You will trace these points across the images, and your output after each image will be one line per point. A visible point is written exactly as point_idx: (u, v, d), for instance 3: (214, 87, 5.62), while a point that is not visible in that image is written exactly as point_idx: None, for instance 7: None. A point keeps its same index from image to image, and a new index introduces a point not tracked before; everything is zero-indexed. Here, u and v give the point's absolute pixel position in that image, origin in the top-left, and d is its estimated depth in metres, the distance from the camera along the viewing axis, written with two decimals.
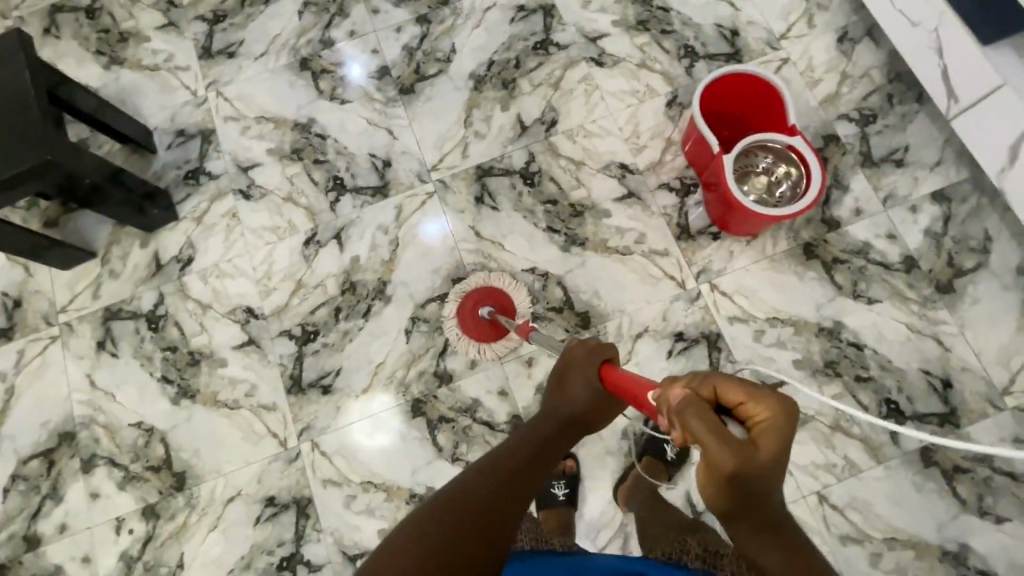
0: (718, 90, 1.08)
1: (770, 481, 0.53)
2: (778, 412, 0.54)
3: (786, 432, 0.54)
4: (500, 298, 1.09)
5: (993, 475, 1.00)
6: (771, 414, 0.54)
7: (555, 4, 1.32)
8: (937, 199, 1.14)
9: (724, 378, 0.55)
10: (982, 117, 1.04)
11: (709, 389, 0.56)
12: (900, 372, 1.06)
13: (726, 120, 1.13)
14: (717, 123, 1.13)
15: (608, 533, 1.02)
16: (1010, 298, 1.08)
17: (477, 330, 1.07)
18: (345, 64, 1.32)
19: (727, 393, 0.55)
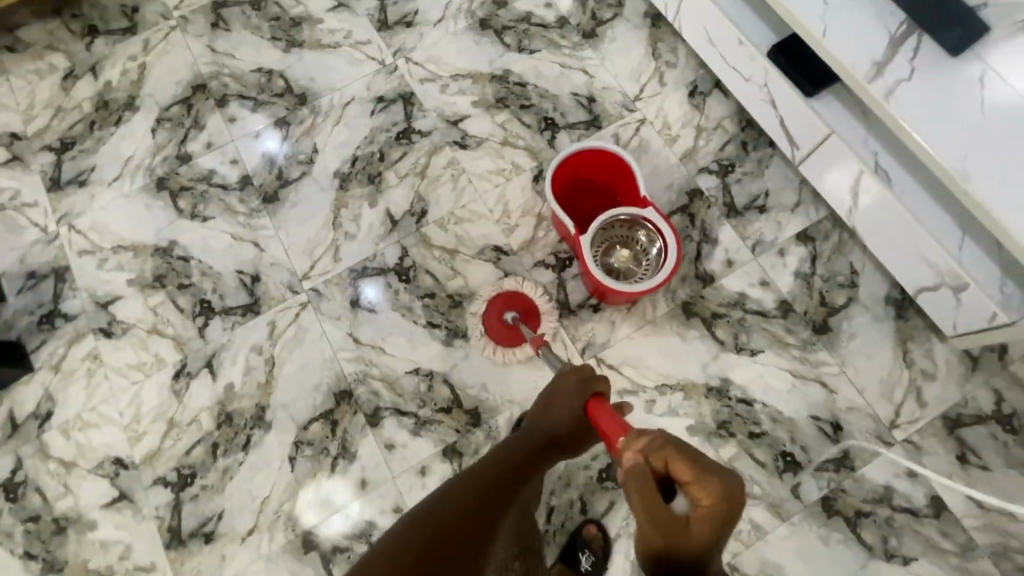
0: (568, 170, 1.11)
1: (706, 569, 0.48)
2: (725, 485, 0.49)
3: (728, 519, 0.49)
4: (524, 303, 1.10)
5: (893, 514, 1.01)
6: (721, 490, 0.49)
7: (413, 90, 1.32)
8: (802, 239, 1.17)
9: (675, 445, 0.52)
10: (822, 163, 1.07)
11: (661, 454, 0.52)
12: (791, 422, 1.06)
13: (585, 194, 1.15)
14: (579, 199, 1.15)
15: None
16: (885, 329, 1.10)
17: (498, 336, 1.08)
18: (261, 141, 1.30)
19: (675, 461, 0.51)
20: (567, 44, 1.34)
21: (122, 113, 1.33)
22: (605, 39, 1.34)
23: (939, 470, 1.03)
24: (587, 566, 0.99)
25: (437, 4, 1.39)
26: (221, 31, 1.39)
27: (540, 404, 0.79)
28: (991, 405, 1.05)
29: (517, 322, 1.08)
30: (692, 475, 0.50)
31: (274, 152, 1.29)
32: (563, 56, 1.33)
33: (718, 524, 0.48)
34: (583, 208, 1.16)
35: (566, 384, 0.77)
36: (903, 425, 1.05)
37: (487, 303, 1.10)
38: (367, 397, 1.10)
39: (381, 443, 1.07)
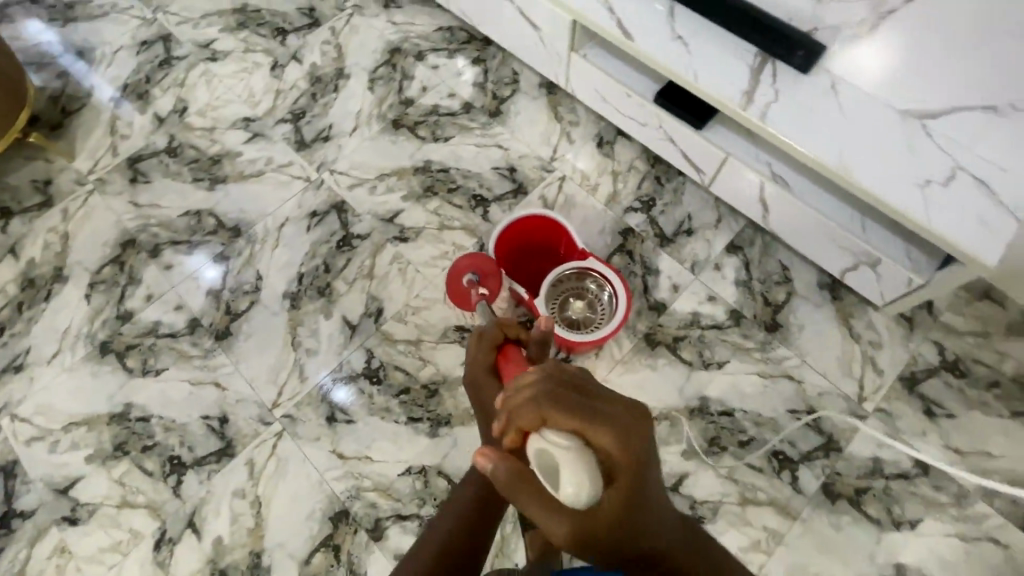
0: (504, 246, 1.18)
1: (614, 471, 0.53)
2: (615, 438, 0.52)
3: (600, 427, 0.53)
4: (487, 268, 1.15)
5: (888, 483, 1.05)
6: (611, 441, 0.52)
7: (344, 199, 1.37)
8: (732, 251, 1.26)
9: (549, 407, 0.53)
10: (728, 182, 1.18)
11: (534, 424, 0.55)
12: (773, 421, 1.11)
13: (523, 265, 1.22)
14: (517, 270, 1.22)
15: None
16: (828, 313, 1.19)
17: (455, 289, 1.16)
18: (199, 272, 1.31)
19: (552, 428, 0.53)
20: (477, 126, 1.44)
21: (51, 287, 1.30)
22: (510, 113, 1.46)
23: (914, 430, 1.09)
24: None
25: (348, 116, 1.47)
26: (142, 185, 1.41)
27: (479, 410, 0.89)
28: (937, 357, 1.14)
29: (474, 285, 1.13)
30: (567, 448, 0.52)
31: (218, 285, 1.29)
32: (477, 137, 1.43)
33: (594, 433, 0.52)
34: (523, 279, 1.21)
35: (473, 362, 0.89)
36: (871, 396, 1.12)
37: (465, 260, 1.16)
38: (364, 511, 1.07)
39: (389, 556, 1.04)
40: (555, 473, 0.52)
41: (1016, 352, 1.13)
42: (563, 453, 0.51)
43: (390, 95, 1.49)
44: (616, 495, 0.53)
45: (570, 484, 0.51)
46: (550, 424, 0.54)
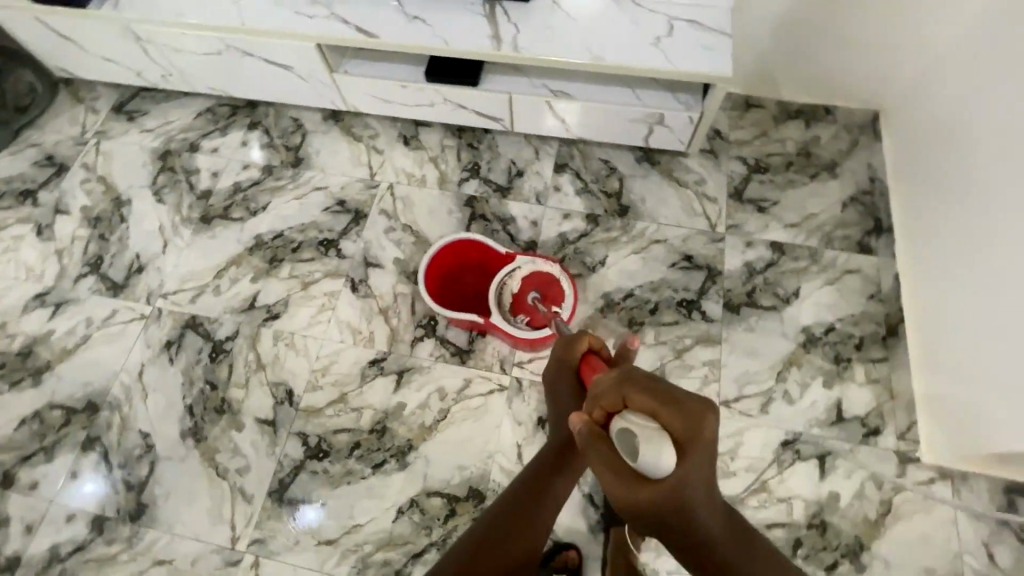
0: (461, 252, 1.20)
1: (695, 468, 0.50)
2: (699, 432, 0.49)
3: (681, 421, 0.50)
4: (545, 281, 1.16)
5: (766, 275, 1.24)
6: (686, 428, 0.50)
7: (193, 313, 1.27)
8: (560, 169, 1.39)
9: (630, 387, 0.54)
10: (524, 117, 1.30)
11: (616, 404, 0.55)
12: (664, 280, 1.25)
13: (472, 280, 1.23)
14: (457, 281, 1.22)
15: None
16: (656, 177, 1.36)
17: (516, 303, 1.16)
18: (76, 495, 1.11)
19: (630, 409, 0.53)
20: (287, 181, 1.42)
21: None
22: (310, 156, 1.44)
23: (760, 227, 1.30)
24: None
25: (152, 236, 1.36)
26: None
27: (554, 392, 0.77)
28: (744, 167, 1.36)
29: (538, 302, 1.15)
30: (647, 429, 0.51)
31: (101, 475, 1.13)
32: (292, 191, 1.40)
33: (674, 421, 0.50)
34: (463, 293, 1.22)
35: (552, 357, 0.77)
36: (718, 220, 1.31)
37: (522, 272, 1.16)
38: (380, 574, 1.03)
39: None
40: (633, 445, 0.52)
41: (790, 133, 1.39)
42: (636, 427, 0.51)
43: (184, 197, 1.40)
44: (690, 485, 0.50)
45: (649, 456, 0.50)
46: (631, 405, 0.53)
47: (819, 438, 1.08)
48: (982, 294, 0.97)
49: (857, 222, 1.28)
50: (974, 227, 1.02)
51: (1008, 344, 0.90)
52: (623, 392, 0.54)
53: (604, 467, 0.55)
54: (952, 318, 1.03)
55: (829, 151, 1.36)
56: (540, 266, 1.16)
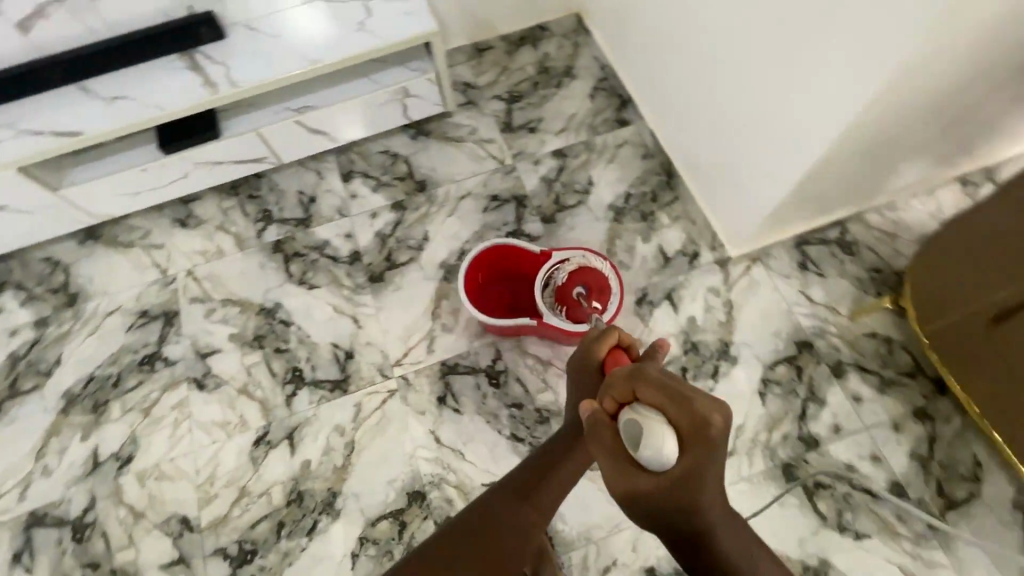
0: (497, 259, 1.17)
1: (700, 465, 0.54)
2: (704, 426, 0.54)
3: (689, 421, 0.55)
4: (593, 280, 1.10)
5: (561, 179, 1.37)
6: (689, 423, 0.55)
7: (33, 508, 1.09)
8: (348, 177, 1.40)
9: (640, 381, 0.59)
10: (285, 145, 1.28)
11: (627, 394, 0.60)
12: (484, 225, 1.33)
13: (511, 283, 1.20)
14: (495, 287, 1.19)
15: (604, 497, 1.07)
16: (435, 145, 1.43)
17: (561, 298, 1.11)
18: None
19: (641, 400, 0.59)
20: (70, 322, 1.25)
21: None
22: (84, 285, 1.29)
23: (538, 143, 1.42)
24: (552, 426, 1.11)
25: None
26: None
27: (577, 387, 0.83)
28: (502, 102, 1.48)
29: (584, 299, 1.09)
30: (655, 421, 0.56)
31: None
32: (82, 328, 1.25)
33: (684, 418, 0.55)
34: (504, 297, 1.19)
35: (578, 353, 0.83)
36: (504, 155, 1.41)
37: (567, 268, 1.11)
38: None
39: None
40: (635, 434, 0.57)
41: (525, 59, 1.53)
42: (643, 418, 0.57)
43: None
44: (691, 479, 0.55)
45: (650, 443, 0.55)
46: (640, 397, 0.59)
47: (661, 282, 1.24)
48: (699, 142, 1.20)
49: (607, 105, 1.47)
50: (668, 68, 1.23)
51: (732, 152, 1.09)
52: (633, 385, 0.60)
53: (604, 451, 0.61)
54: (704, 176, 1.24)
55: (561, 60, 1.53)
56: (583, 261, 1.10)
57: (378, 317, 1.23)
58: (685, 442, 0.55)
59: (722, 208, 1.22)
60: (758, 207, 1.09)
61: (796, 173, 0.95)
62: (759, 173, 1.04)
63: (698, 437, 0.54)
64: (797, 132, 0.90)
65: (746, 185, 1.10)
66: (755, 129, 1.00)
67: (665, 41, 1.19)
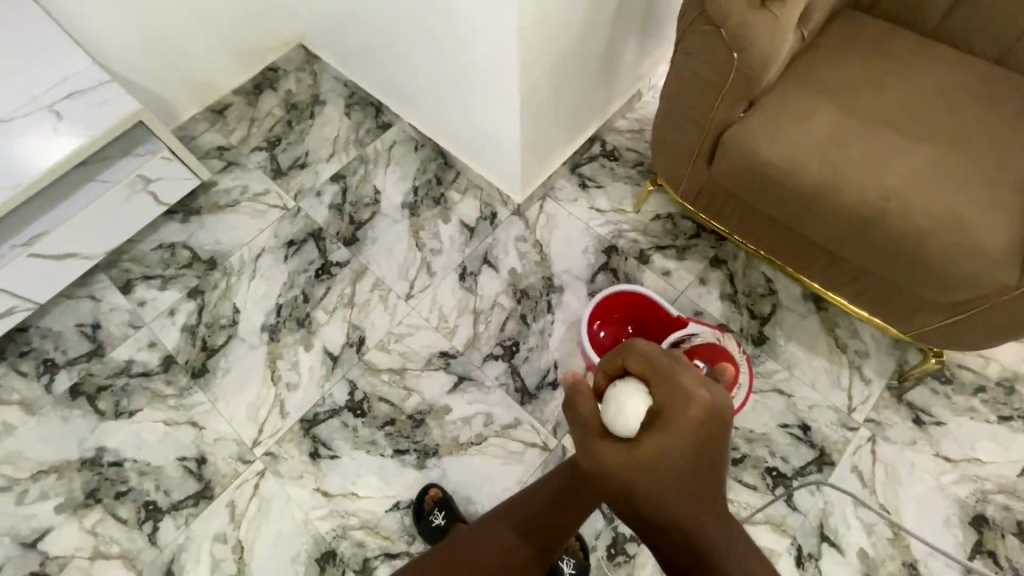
0: (632, 302, 1.15)
1: (680, 450, 0.53)
2: (688, 411, 0.52)
3: (677, 404, 0.53)
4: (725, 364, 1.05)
5: (349, 200, 1.37)
6: (672, 406, 0.53)
7: None
8: (128, 288, 1.28)
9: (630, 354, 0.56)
10: (34, 285, 1.14)
11: (618, 367, 0.57)
12: (291, 273, 1.29)
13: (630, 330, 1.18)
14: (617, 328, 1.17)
15: (499, 460, 1.10)
16: (210, 218, 1.36)
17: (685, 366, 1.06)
18: None
19: (629, 372, 0.56)
20: None
21: None
22: None
23: (313, 176, 1.41)
24: (429, 425, 1.12)
25: None
26: None
27: None
28: (262, 152, 1.45)
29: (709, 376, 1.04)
30: (637, 391, 0.54)
31: None
32: None
33: (671, 402, 0.53)
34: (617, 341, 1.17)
35: None
36: (284, 200, 1.38)
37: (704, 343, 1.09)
38: None
39: None
40: (615, 401, 0.54)
41: (269, 104, 1.51)
42: (627, 390, 0.54)
43: None
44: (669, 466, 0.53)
45: (628, 405, 0.53)
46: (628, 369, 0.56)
47: (474, 252, 1.29)
48: (444, 119, 1.28)
49: (365, 116, 1.49)
50: (388, 66, 1.29)
51: (468, 119, 1.19)
52: (624, 359, 0.56)
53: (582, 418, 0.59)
54: (463, 147, 1.32)
55: (305, 92, 1.53)
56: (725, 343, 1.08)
57: (219, 407, 1.15)
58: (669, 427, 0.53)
59: (490, 164, 1.28)
60: (511, 148, 1.16)
61: (515, 117, 1.06)
62: (492, 128, 1.15)
63: (684, 422, 0.52)
64: (495, 63, 0.96)
65: (493, 132, 1.16)
66: (471, 76, 1.06)
67: (373, 41, 1.25)
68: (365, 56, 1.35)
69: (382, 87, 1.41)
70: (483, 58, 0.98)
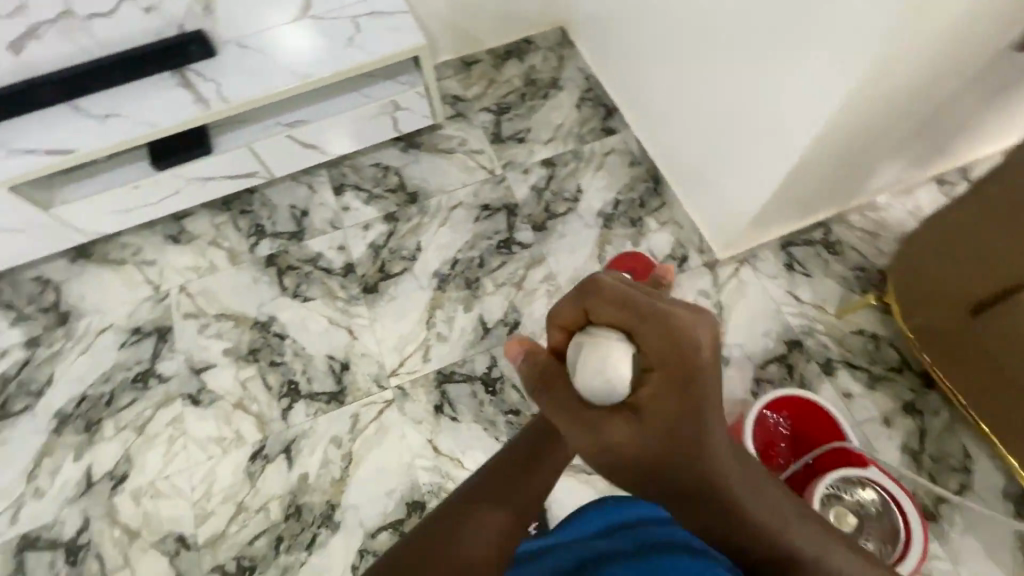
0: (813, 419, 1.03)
1: (678, 404, 0.46)
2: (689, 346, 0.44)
3: (670, 343, 0.45)
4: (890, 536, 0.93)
5: (550, 189, 1.39)
6: (658, 348, 0.45)
7: (24, 531, 1.08)
8: (340, 190, 1.40)
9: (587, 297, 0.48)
10: (278, 161, 1.29)
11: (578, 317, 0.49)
12: (476, 235, 1.34)
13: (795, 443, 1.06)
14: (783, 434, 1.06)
15: None
16: (426, 157, 1.44)
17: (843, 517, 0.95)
18: None
19: (595, 322, 0.48)
20: (62, 342, 1.24)
21: None
22: (76, 303, 1.28)
23: (526, 153, 1.45)
24: None
25: None
26: None
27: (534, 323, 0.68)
28: (490, 114, 1.50)
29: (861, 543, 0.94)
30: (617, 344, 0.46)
31: None
32: (74, 349, 1.24)
33: (657, 342, 0.45)
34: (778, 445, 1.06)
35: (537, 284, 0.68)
36: (493, 165, 1.43)
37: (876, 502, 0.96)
38: None
39: None
40: (597, 370, 0.46)
41: (512, 72, 1.56)
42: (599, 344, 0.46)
43: None
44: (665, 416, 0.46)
45: (612, 368, 0.45)
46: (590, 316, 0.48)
47: None
48: (679, 151, 1.26)
49: (594, 114, 1.49)
50: (647, 82, 1.29)
51: (710, 162, 1.15)
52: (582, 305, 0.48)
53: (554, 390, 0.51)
54: (686, 182, 1.28)
55: (547, 72, 1.56)
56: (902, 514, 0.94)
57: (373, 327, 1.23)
58: (666, 370, 0.46)
59: (707, 208, 1.24)
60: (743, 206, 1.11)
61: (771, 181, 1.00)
62: (733, 181, 1.11)
63: (679, 363, 0.45)
64: (784, 115, 0.91)
65: (731, 182, 1.11)
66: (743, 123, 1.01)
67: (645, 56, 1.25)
68: (626, 64, 1.35)
69: (627, 97, 1.41)
70: (768, 116, 0.94)
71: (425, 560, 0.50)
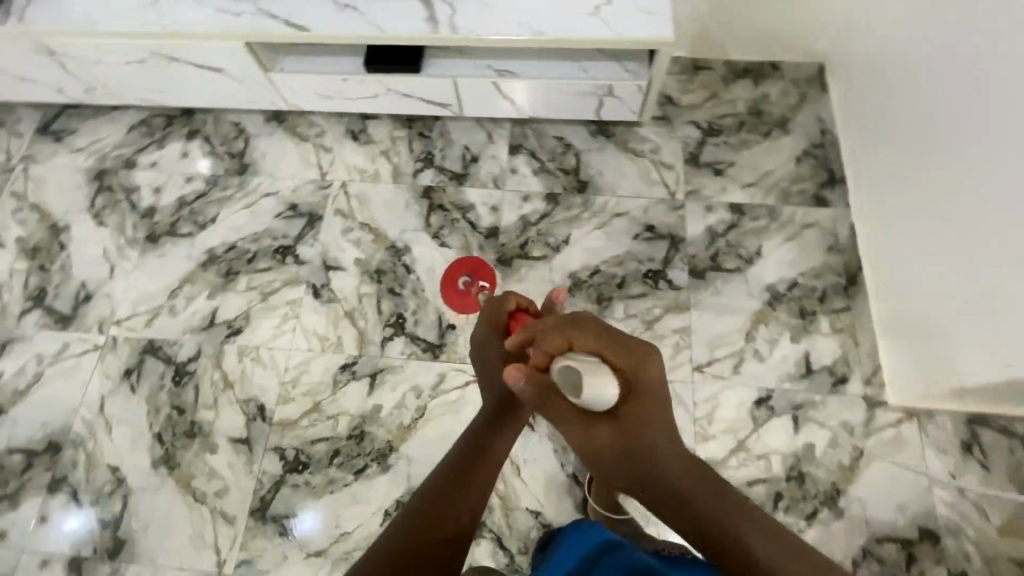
0: None
1: (647, 412, 0.62)
2: (645, 363, 0.63)
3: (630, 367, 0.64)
4: None
5: (726, 238, 1.24)
6: (627, 368, 0.64)
7: (151, 337, 1.23)
8: (516, 150, 1.36)
9: (571, 331, 0.66)
10: (473, 102, 1.26)
11: (563, 345, 0.67)
12: (628, 254, 1.24)
13: None
14: None
15: None
16: (612, 150, 1.34)
17: None
18: (59, 531, 1.10)
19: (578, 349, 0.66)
20: (234, 190, 1.36)
21: None
22: (256, 160, 1.38)
23: (717, 188, 1.29)
24: None
25: (95, 263, 1.30)
26: None
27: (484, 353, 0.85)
28: (698, 130, 1.35)
29: None
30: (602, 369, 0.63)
31: (80, 511, 1.12)
32: (240, 200, 1.35)
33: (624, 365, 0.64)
34: None
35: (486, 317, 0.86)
36: (677, 188, 1.30)
37: None
38: None
39: None
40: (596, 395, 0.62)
41: (741, 93, 1.38)
42: (583, 365, 0.64)
43: (127, 216, 1.34)
44: (634, 424, 0.63)
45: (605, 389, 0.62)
46: (574, 347, 0.66)
47: (791, 393, 1.10)
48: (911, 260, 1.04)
49: (812, 175, 1.29)
50: (904, 169, 1.06)
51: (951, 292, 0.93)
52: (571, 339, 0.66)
53: (556, 405, 0.65)
54: (903, 299, 1.06)
55: (780, 108, 1.36)
56: None
57: (461, 309, 1.20)
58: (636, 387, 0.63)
59: (916, 339, 1.02)
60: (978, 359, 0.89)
61: None
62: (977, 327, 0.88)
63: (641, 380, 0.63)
64: None
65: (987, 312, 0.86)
66: None
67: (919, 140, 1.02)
68: (886, 138, 1.13)
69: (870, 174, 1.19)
70: None
71: (421, 532, 0.59)
